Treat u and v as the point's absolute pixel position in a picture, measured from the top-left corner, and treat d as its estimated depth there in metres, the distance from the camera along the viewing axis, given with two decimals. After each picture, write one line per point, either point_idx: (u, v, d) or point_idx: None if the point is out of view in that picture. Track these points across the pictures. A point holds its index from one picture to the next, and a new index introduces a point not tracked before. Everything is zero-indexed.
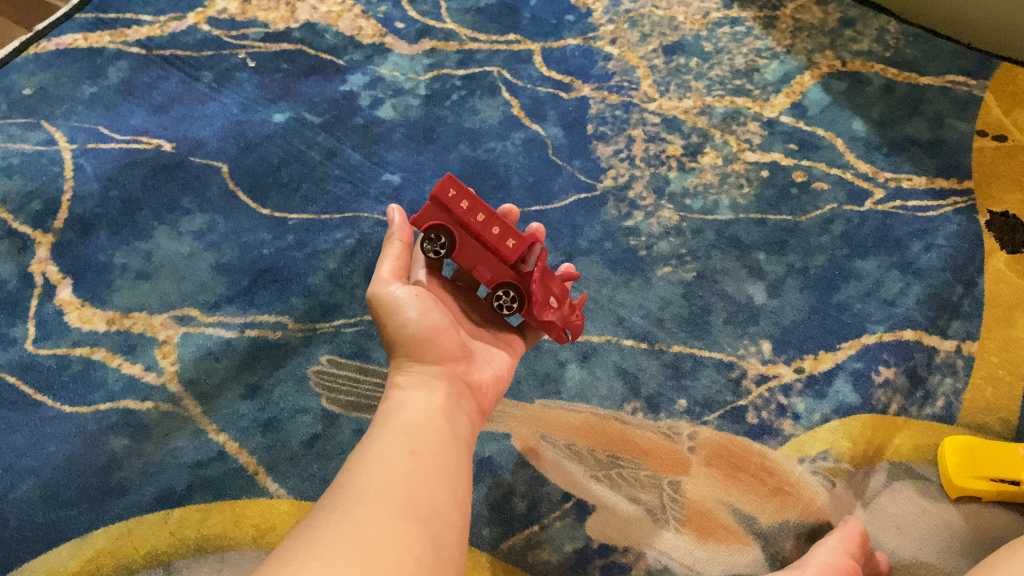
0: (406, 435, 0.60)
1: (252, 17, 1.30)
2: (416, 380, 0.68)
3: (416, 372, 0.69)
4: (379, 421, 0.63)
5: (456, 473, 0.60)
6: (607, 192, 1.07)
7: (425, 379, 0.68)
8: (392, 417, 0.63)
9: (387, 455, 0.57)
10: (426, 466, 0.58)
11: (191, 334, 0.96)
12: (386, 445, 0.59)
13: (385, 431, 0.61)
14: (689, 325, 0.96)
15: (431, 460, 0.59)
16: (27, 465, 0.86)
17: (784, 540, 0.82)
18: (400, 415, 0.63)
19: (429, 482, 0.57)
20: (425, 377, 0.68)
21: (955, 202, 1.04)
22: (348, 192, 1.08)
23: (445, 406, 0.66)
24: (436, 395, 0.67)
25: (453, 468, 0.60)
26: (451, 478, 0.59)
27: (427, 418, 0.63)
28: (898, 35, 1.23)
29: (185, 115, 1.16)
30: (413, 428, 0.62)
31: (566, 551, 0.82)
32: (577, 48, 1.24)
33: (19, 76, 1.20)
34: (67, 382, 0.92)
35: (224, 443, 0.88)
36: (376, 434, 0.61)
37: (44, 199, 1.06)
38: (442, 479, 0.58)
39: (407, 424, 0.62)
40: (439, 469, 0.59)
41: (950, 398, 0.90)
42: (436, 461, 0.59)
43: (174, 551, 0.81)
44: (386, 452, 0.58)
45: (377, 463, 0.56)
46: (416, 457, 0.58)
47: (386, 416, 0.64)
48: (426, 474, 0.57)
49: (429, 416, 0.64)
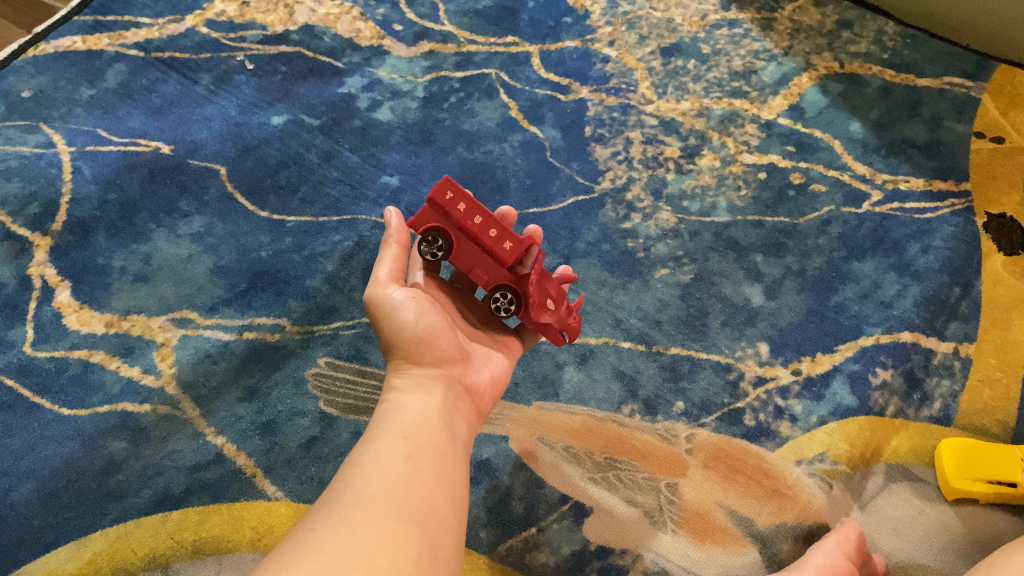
0: (403, 438, 0.60)
1: (250, 19, 1.30)
2: (414, 383, 0.68)
3: (414, 374, 0.69)
4: (376, 423, 0.63)
5: (453, 476, 0.60)
6: (604, 194, 1.07)
7: (423, 382, 0.68)
8: (389, 420, 0.63)
9: (384, 458, 0.57)
10: (423, 469, 0.58)
11: (189, 337, 0.96)
12: (383, 447, 0.59)
13: (382, 434, 0.61)
14: (687, 327, 0.96)
15: (428, 462, 0.59)
16: (26, 468, 0.86)
17: (782, 542, 0.82)
18: (397, 417, 0.63)
19: (426, 484, 0.57)
20: (423, 379, 0.68)
21: (953, 204, 1.04)
22: (346, 194, 1.08)
23: (442, 408, 0.66)
24: (433, 397, 0.67)
25: (450, 471, 0.60)
26: (448, 480, 0.59)
27: (424, 420, 0.63)
28: (895, 36, 1.23)
29: (183, 118, 1.17)
30: (410, 431, 0.62)
31: (564, 553, 0.82)
32: (575, 50, 1.24)
33: (17, 78, 1.20)
34: (65, 385, 0.92)
35: (222, 446, 0.88)
36: (373, 437, 0.61)
37: (42, 202, 1.07)
38: (439, 482, 0.58)
39: (404, 426, 0.62)
40: (436, 471, 0.59)
41: (947, 400, 0.90)
42: (434, 463, 0.59)
43: (172, 553, 0.81)
44: (383, 455, 0.58)
45: (374, 466, 0.57)
46: (413, 459, 0.58)
47: (384, 419, 0.64)
48: (423, 477, 0.57)
49: (426, 418, 0.64)
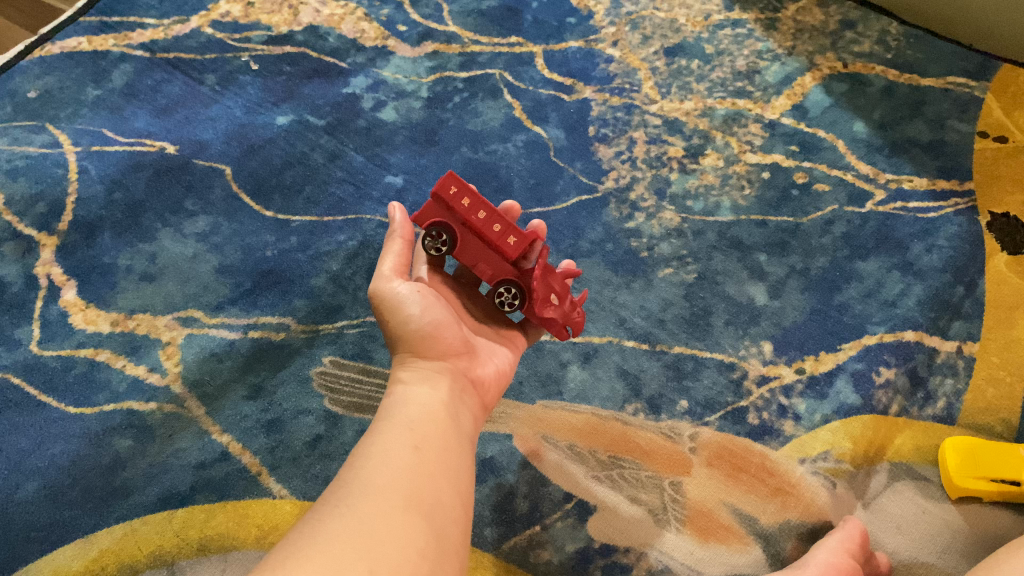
0: (409, 430, 0.61)
1: (255, 20, 1.30)
2: (419, 376, 0.68)
3: (419, 367, 0.69)
4: (382, 415, 0.64)
5: (459, 468, 0.61)
6: (608, 194, 1.07)
7: (428, 375, 0.68)
8: (395, 412, 0.63)
9: (390, 451, 0.58)
10: (429, 461, 0.58)
11: (194, 335, 0.97)
12: (389, 439, 0.59)
13: (388, 426, 0.61)
14: (690, 326, 0.96)
15: (434, 454, 0.59)
16: (33, 465, 0.87)
17: (785, 541, 0.82)
18: (404, 410, 0.64)
19: (431, 475, 0.57)
20: (428, 372, 0.69)
21: (956, 204, 1.05)
22: (351, 194, 1.09)
23: (447, 401, 0.67)
24: (439, 390, 0.67)
25: (456, 462, 0.61)
26: (453, 471, 0.59)
27: (429, 412, 0.64)
28: (899, 37, 1.23)
29: (188, 118, 1.17)
30: (416, 423, 0.62)
31: (568, 551, 0.82)
32: (578, 50, 1.25)
33: (24, 79, 1.21)
34: (72, 383, 0.92)
35: (228, 444, 0.89)
36: (379, 429, 0.61)
37: (49, 202, 1.07)
38: (445, 474, 0.58)
39: (409, 418, 0.62)
40: (442, 463, 0.59)
41: (951, 399, 0.90)
42: (439, 455, 0.60)
43: (177, 551, 0.82)
44: (388, 447, 0.58)
45: (380, 457, 0.57)
46: (419, 452, 0.59)
47: (390, 411, 0.64)
48: (429, 469, 0.57)
49: (432, 411, 0.64)
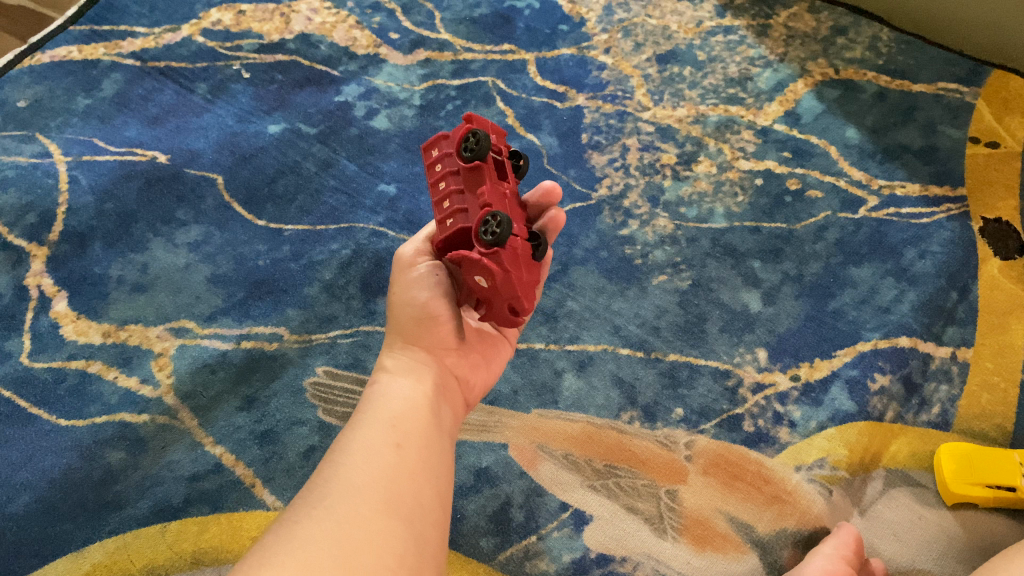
0: (391, 426, 0.60)
1: (246, 28, 1.29)
2: (404, 367, 0.68)
3: (407, 357, 0.70)
4: (363, 408, 0.64)
5: (439, 467, 0.60)
6: (602, 201, 1.07)
7: (414, 367, 0.68)
8: (377, 405, 0.63)
9: (370, 448, 0.57)
10: (410, 459, 0.58)
11: (187, 346, 0.96)
12: (371, 435, 0.59)
13: (370, 420, 0.61)
14: (685, 334, 0.96)
15: (415, 451, 0.59)
16: (23, 479, 0.86)
17: (781, 549, 0.83)
18: (386, 404, 0.63)
19: (412, 473, 0.57)
20: (414, 364, 0.69)
21: (948, 209, 1.05)
22: (343, 203, 1.08)
23: (431, 394, 0.66)
24: (423, 383, 0.67)
25: (437, 461, 0.60)
26: (434, 469, 0.59)
27: (412, 406, 0.64)
28: (890, 42, 1.23)
29: (179, 127, 1.16)
30: (398, 418, 0.61)
31: (564, 561, 0.82)
32: (571, 58, 1.24)
33: (13, 88, 1.20)
34: (62, 395, 0.91)
35: (221, 455, 0.88)
36: (361, 423, 0.61)
37: (39, 212, 1.06)
38: (427, 473, 0.58)
39: (392, 412, 0.62)
40: (423, 461, 0.59)
41: (946, 404, 0.90)
42: (421, 453, 0.59)
43: (171, 564, 0.81)
44: (369, 443, 0.58)
45: (360, 454, 0.57)
46: (401, 449, 0.58)
47: (373, 403, 0.64)
48: (409, 468, 0.57)
49: (415, 406, 0.64)
